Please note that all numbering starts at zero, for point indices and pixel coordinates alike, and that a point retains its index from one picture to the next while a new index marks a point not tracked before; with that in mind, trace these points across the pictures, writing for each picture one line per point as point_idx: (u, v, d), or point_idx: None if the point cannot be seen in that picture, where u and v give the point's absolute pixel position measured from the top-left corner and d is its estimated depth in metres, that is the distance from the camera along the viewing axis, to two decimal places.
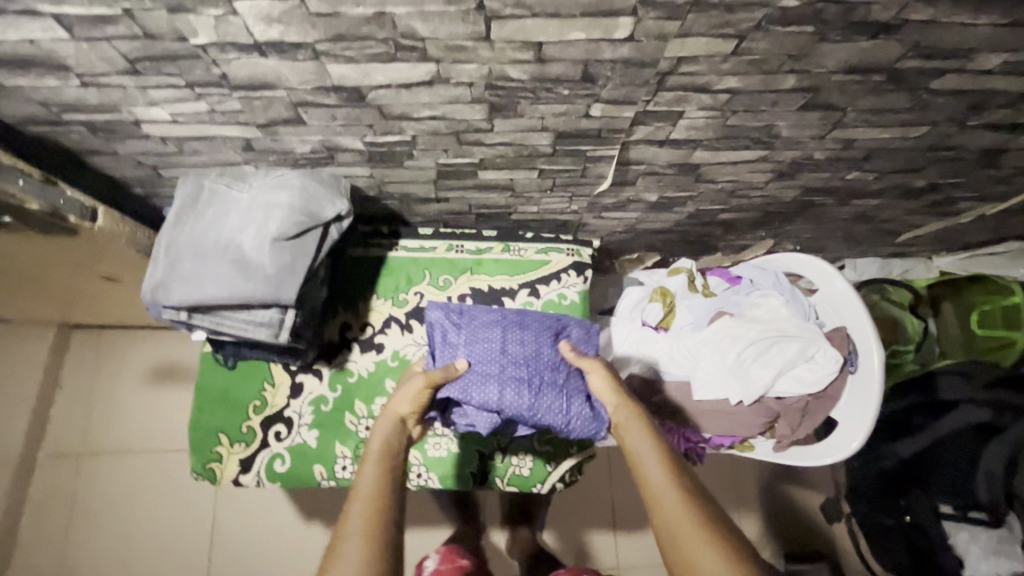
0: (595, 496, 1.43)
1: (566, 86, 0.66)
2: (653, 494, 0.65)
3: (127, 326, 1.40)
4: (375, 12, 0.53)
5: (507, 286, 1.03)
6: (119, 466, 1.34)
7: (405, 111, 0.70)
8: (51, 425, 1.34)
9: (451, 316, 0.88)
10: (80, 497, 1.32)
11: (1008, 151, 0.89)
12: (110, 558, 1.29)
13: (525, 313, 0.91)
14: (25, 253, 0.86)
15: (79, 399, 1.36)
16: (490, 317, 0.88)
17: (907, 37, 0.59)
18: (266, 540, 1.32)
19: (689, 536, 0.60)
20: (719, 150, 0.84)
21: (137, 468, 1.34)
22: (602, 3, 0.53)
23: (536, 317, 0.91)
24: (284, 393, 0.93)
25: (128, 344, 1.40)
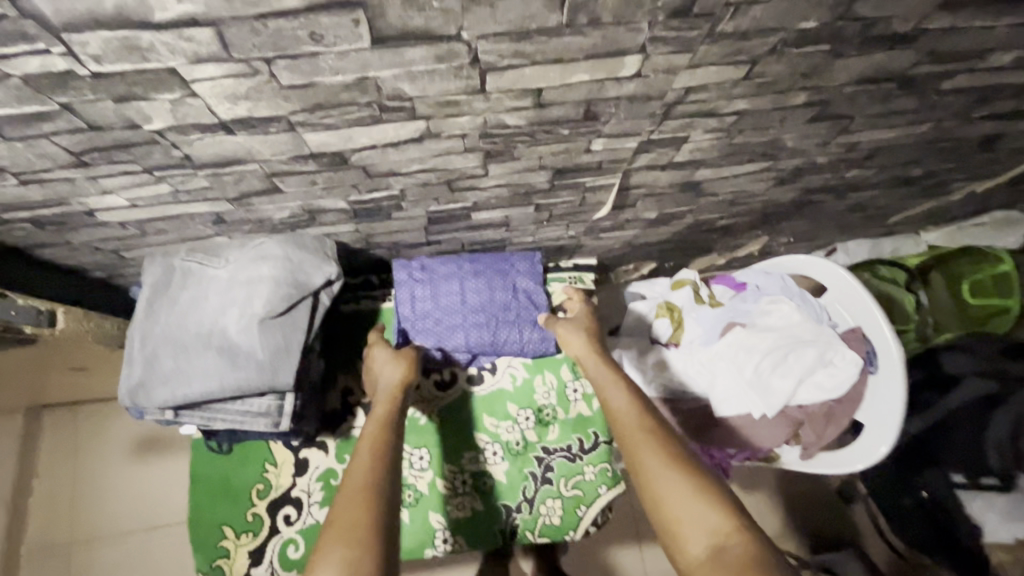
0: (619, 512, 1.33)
1: (566, 127, 0.61)
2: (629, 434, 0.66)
3: (105, 399, 1.30)
4: (356, 78, 0.46)
5: None
6: (111, 554, 1.22)
7: (392, 168, 0.64)
8: (32, 516, 1.22)
9: (411, 271, 0.90)
10: None
11: (1007, 136, 0.87)
12: None
13: (475, 258, 0.94)
14: None
15: (61, 486, 1.25)
16: (445, 268, 0.92)
17: (923, 45, 0.56)
18: None
19: (663, 465, 0.61)
20: (721, 167, 0.80)
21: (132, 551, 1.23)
22: (608, 45, 0.48)
23: (485, 260, 0.94)
24: (289, 471, 0.86)
25: (109, 419, 1.30)
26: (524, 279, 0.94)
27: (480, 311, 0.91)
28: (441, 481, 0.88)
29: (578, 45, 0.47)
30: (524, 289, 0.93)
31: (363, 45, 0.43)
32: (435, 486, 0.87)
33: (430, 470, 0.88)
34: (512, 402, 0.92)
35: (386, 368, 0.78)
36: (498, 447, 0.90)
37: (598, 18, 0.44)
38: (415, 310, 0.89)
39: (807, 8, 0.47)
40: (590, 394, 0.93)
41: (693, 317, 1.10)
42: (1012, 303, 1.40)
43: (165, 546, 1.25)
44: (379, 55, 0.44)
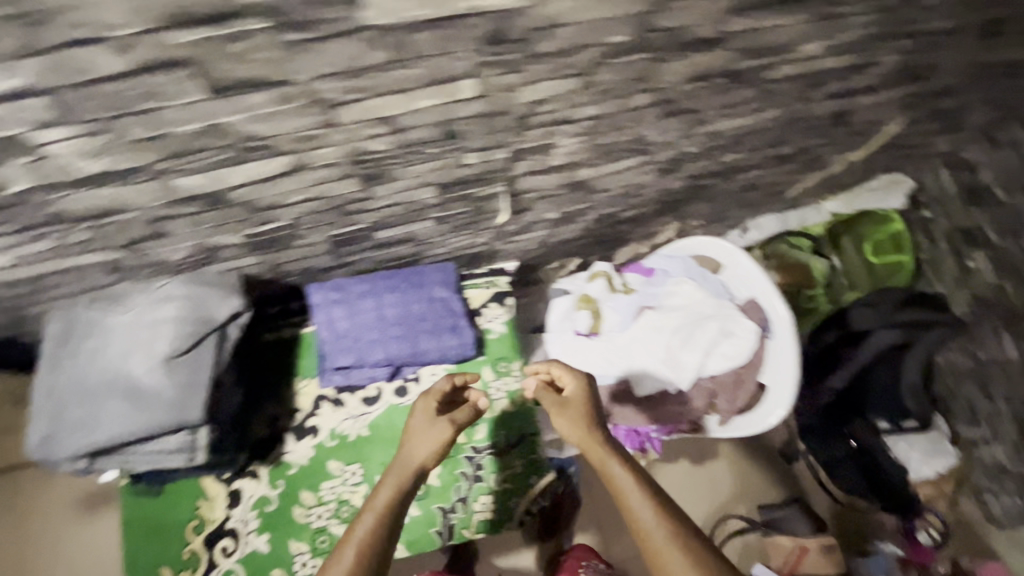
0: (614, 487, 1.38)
1: (432, 146, 0.65)
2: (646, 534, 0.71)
3: None
4: (206, 125, 0.50)
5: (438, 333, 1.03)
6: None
7: (275, 200, 0.67)
8: None
9: (331, 295, 0.94)
10: None
11: (855, 110, 0.97)
12: None
13: (390, 275, 0.98)
14: None
15: None
16: (361, 288, 0.95)
17: (735, 44, 0.63)
18: None
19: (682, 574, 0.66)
20: (600, 165, 0.86)
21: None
22: (440, 73, 0.53)
23: (400, 275, 0.98)
24: (223, 504, 0.88)
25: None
26: (439, 289, 0.98)
27: (399, 324, 0.94)
28: None
29: (412, 76, 0.52)
30: (441, 299, 0.97)
31: (206, 95, 0.47)
32: None
33: (364, 484, 0.91)
34: None
35: (415, 445, 0.78)
36: None
37: (420, 52, 0.49)
38: (335, 330, 0.92)
39: (611, 24, 0.53)
40: (512, 390, 0.99)
41: (611, 305, 1.16)
42: (907, 257, 1.56)
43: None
44: (221, 103, 0.48)
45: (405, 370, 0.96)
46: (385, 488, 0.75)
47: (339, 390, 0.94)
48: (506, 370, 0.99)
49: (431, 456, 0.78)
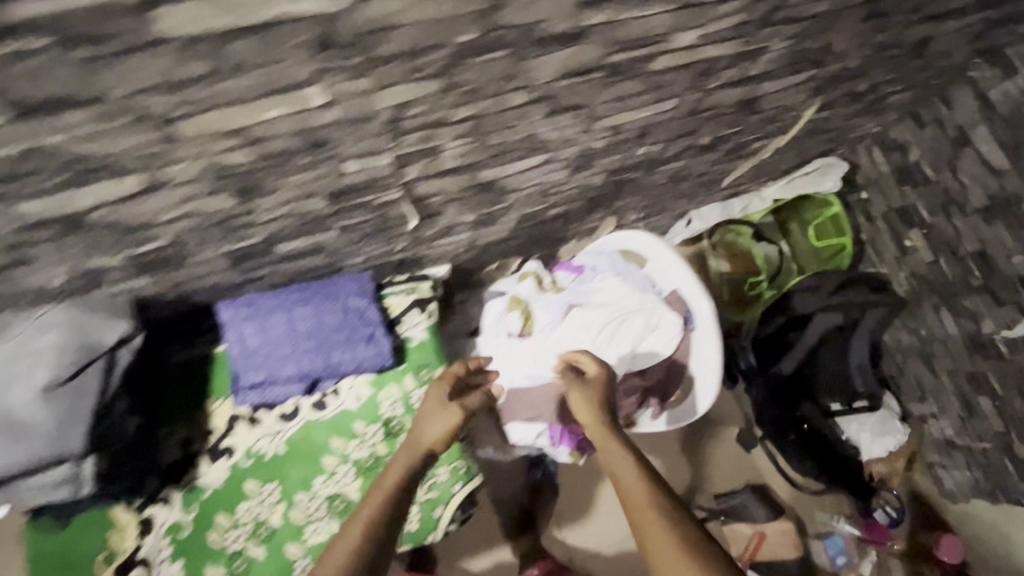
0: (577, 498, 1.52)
1: (301, 155, 0.64)
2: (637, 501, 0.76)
3: None
4: (26, 148, 0.48)
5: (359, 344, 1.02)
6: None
7: (144, 220, 0.65)
8: None
9: (241, 311, 0.91)
10: None
11: (761, 97, 0.96)
12: None
13: (303, 287, 0.96)
14: None
15: None
16: (272, 302, 0.93)
17: (599, 38, 0.62)
18: None
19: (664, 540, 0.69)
20: (501, 165, 0.85)
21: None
22: (275, 82, 0.51)
23: (314, 286, 0.96)
24: (134, 533, 0.86)
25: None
26: (353, 299, 0.96)
27: (310, 337, 0.92)
28: (296, 511, 0.90)
29: (244, 86, 0.50)
30: (356, 309, 0.95)
31: (12, 117, 0.45)
32: (289, 517, 0.90)
33: (283, 503, 0.90)
34: (358, 419, 0.95)
35: (426, 426, 0.87)
36: (349, 467, 0.93)
37: (242, 62, 0.47)
38: (245, 348, 0.91)
39: (449, 24, 0.52)
40: None
41: (541, 305, 1.15)
42: (848, 239, 1.59)
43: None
44: (34, 124, 0.46)
45: (322, 383, 0.94)
46: (394, 466, 0.81)
47: (255, 408, 0.92)
48: (428, 378, 0.98)
49: (438, 437, 0.85)
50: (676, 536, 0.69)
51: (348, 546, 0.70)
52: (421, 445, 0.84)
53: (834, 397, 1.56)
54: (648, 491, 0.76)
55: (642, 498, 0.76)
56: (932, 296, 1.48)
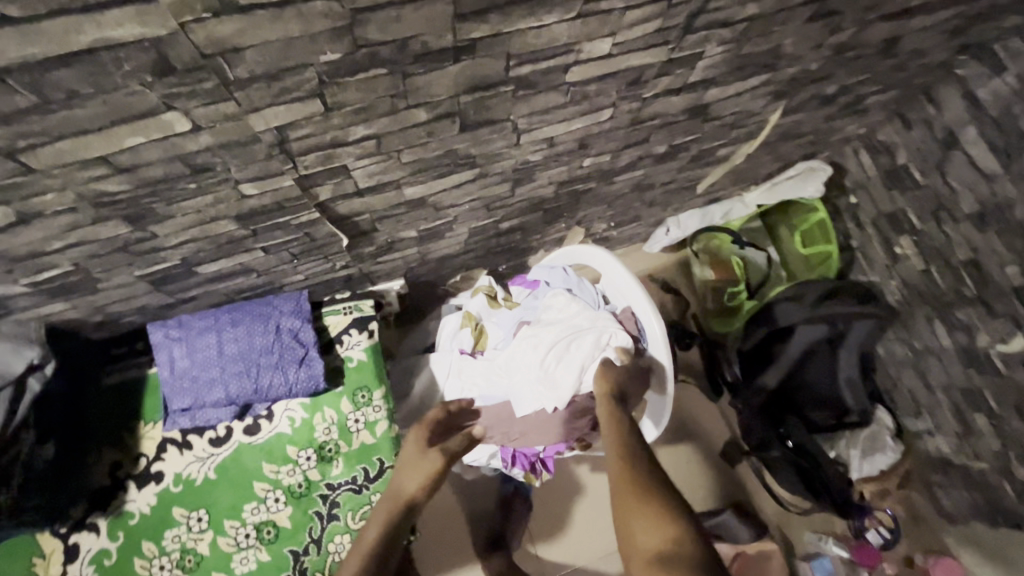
0: (554, 512, 1.47)
1: (187, 181, 0.61)
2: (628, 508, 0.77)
3: None
4: None
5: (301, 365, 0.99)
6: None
7: (33, 248, 0.64)
8: None
9: (171, 333, 0.90)
10: None
11: (710, 104, 0.91)
12: None
13: (236, 308, 0.93)
14: None
15: None
16: (203, 324, 0.90)
17: (491, 52, 0.58)
18: None
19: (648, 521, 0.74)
20: (426, 182, 0.82)
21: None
22: (121, 110, 0.48)
23: (247, 307, 0.93)
24: (58, 560, 0.84)
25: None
26: (287, 320, 0.93)
27: (240, 360, 0.90)
28: (223, 539, 0.87)
29: (85, 115, 0.47)
30: (289, 330, 0.93)
31: None
32: (216, 545, 0.87)
33: (210, 530, 0.87)
34: (292, 444, 0.92)
35: (406, 476, 0.88)
36: (280, 493, 0.90)
37: (74, 91, 0.45)
38: (174, 371, 0.89)
39: (305, 44, 0.48)
40: (373, 421, 0.95)
41: (495, 322, 1.12)
42: (834, 246, 1.51)
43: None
44: None
45: (255, 407, 0.93)
46: (376, 518, 0.84)
47: (186, 432, 0.91)
48: (365, 401, 0.95)
49: (419, 487, 0.87)
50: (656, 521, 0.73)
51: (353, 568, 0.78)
52: (401, 497, 0.86)
53: (821, 413, 1.48)
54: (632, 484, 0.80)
55: (632, 496, 0.78)
56: (924, 307, 1.39)
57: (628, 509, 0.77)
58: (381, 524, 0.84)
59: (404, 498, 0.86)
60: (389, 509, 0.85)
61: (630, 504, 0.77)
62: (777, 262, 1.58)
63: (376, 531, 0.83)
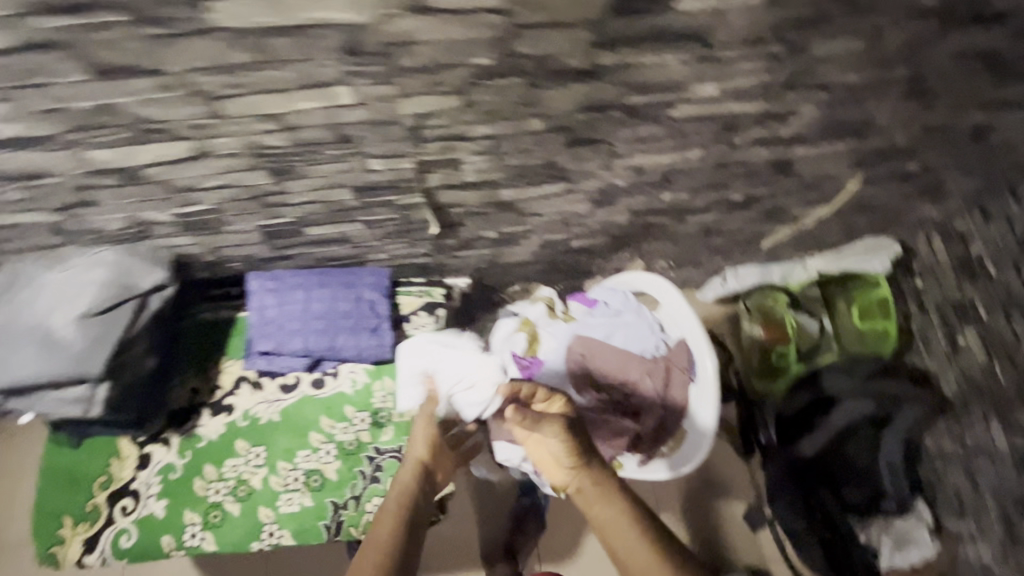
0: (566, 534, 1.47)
1: (330, 148, 0.71)
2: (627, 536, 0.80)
3: None
4: (100, 105, 0.57)
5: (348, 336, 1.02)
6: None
7: (191, 182, 0.74)
8: None
9: (267, 283, 1.00)
10: None
11: (794, 161, 0.96)
12: None
13: (326, 272, 1.03)
14: None
15: None
16: (296, 281, 1.00)
17: (613, 78, 0.66)
18: None
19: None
20: (521, 187, 0.90)
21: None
22: (308, 78, 0.58)
23: (336, 273, 1.03)
24: (132, 464, 0.93)
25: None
26: (369, 291, 1.02)
27: (322, 318, 0.99)
28: (275, 478, 0.94)
29: (279, 77, 0.57)
30: (368, 300, 1.02)
31: (90, 77, 0.54)
32: (268, 481, 0.94)
33: (265, 467, 0.95)
34: (350, 404, 0.99)
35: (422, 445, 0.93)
36: (332, 447, 0.97)
37: (281, 55, 0.55)
38: (263, 317, 0.99)
39: (465, 47, 0.57)
40: None
41: (546, 332, 1.15)
42: (893, 325, 1.47)
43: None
44: (108, 85, 0.55)
45: (324, 364, 1.00)
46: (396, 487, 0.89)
47: (261, 373, 0.99)
48: None
49: (428, 454, 0.93)
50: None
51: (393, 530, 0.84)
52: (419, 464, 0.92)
53: (862, 494, 1.42)
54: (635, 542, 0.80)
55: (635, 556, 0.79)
56: (981, 403, 1.35)
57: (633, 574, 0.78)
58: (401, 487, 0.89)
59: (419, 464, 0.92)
60: (409, 476, 0.91)
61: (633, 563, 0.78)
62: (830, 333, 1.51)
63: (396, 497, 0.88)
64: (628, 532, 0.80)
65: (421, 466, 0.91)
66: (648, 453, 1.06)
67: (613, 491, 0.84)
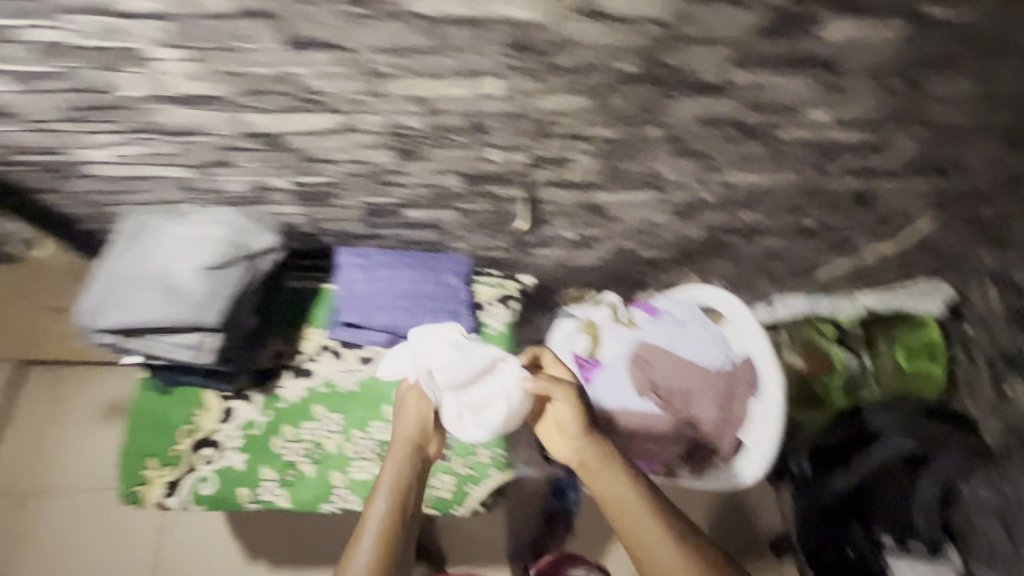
0: (598, 541, 1.49)
1: (460, 135, 0.76)
2: (636, 513, 0.76)
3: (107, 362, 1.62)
4: (279, 72, 0.62)
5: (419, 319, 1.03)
6: (64, 515, 1.52)
7: (323, 154, 0.79)
8: (47, 458, 1.56)
9: (357, 260, 1.05)
10: (55, 516, 1.52)
11: (876, 194, 1.00)
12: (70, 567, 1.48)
13: (412, 255, 1.08)
14: None
15: (54, 433, 1.58)
16: (386, 260, 1.06)
17: (739, 96, 0.70)
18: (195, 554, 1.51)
19: (667, 551, 0.73)
20: (615, 192, 0.94)
21: (98, 535, 1.51)
22: (469, 67, 0.63)
23: (422, 257, 1.08)
24: (215, 417, 0.97)
25: (84, 385, 1.62)
26: (452, 277, 1.07)
27: (408, 297, 1.03)
28: (349, 445, 0.98)
29: (445, 64, 0.62)
30: (450, 285, 1.07)
31: (281, 46, 0.59)
32: (341, 447, 0.98)
33: (340, 433, 0.98)
34: None
35: (409, 422, 0.88)
36: None
37: (455, 43, 0.60)
38: (352, 290, 1.03)
39: (619, 53, 0.62)
40: None
41: (610, 336, 1.20)
42: (938, 370, 1.50)
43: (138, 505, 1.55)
44: (293, 55, 0.60)
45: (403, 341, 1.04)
46: (389, 466, 0.84)
47: (343, 343, 1.04)
48: None
49: (420, 432, 0.88)
50: (673, 550, 0.74)
51: (388, 516, 0.78)
52: (409, 442, 0.86)
53: (891, 531, 1.41)
54: (638, 507, 0.77)
55: (640, 522, 0.76)
56: None
57: (639, 545, 0.75)
58: (393, 468, 0.84)
59: (410, 444, 0.86)
60: (400, 457, 0.85)
61: (638, 530, 0.76)
62: (868, 370, 1.52)
63: (388, 481, 0.82)
64: (632, 499, 0.78)
65: (410, 446, 0.86)
66: (704, 463, 1.09)
67: (616, 461, 0.82)
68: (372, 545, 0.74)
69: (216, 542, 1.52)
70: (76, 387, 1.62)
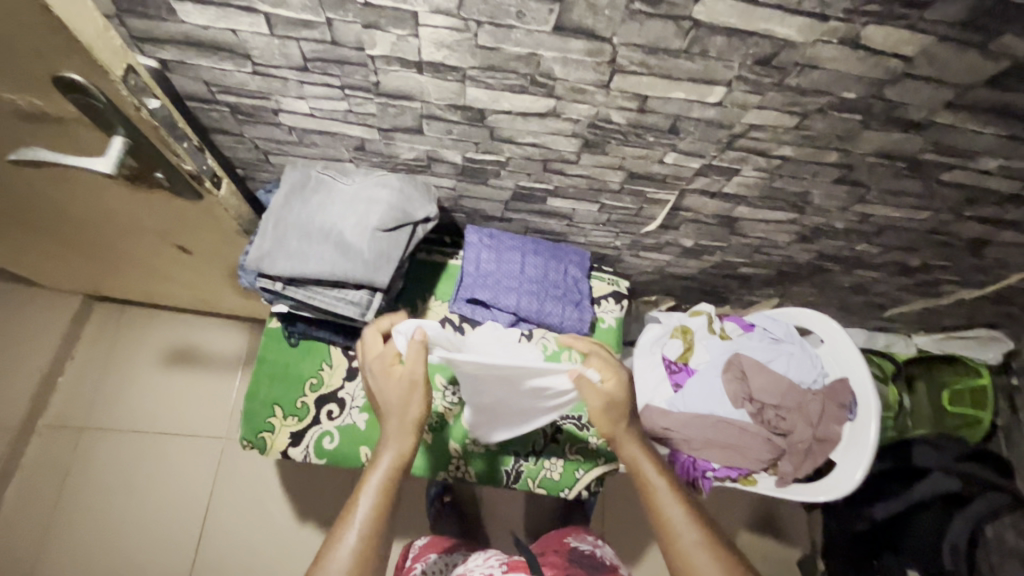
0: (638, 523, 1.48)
1: (652, 134, 0.79)
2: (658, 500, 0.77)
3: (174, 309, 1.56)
4: (528, 52, 0.65)
5: (542, 308, 1.05)
6: (109, 463, 1.44)
7: (511, 136, 0.82)
8: (97, 400, 1.48)
9: (485, 239, 1.06)
10: (97, 463, 1.44)
11: (991, 243, 1.06)
12: (108, 518, 1.40)
13: (538, 242, 1.11)
14: (104, 215, 0.91)
15: (109, 374, 1.50)
16: (515, 244, 1.08)
17: (930, 135, 0.74)
18: (240, 520, 1.43)
19: (698, 549, 0.71)
20: (758, 208, 0.98)
21: (146, 488, 1.43)
22: (706, 74, 0.66)
23: (546, 246, 1.11)
24: (341, 374, 0.99)
25: (144, 329, 1.55)
26: (574, 268, 1.11)
27: (534, 283, 1.06)
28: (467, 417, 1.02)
29: (687, 68, 0.66)
30: (572, 276, 1.10)
31: (543, 29, 0.61)
32: (460, 419, 1.01)
33: (459, 406, 1.02)
34: None
35: (401, 401, 0.78)
36: None
37: (709, 49, 0.63)
38: (481, 269, 1.05)
39: (849, 80, 0.66)
40: None
41: (705, 344, 1.25)
42: (986, 416, 1.44)
43: (189, 462, 1.47)
44: (553, 39, 0.63)
45: (522, 324, 1.07)
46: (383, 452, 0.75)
47: (463, 319, 1.06)
48: None
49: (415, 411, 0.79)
50: (707, 550, 0.71)
51: (377, 510, 0.69)
52: (404, 427, 0.77)
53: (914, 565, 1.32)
54: (671, 503, 0.76)
55: (668, 520, 0.75)
56: None
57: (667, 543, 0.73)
58: (390, 460, 0.74)
59: (406, 428, 0.77)
60: (397, 443, 0.76)
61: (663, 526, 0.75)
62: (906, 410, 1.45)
63: (383, 472, 0.73)
64: (665, 491, 0.77)
65: (406, 430, 0.77)
66: (784, 473, 1.12)
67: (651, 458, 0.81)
68: (358, 543, 0.66)
69: (268, 507, 1.45)
70: (138, 331, 1.55)
